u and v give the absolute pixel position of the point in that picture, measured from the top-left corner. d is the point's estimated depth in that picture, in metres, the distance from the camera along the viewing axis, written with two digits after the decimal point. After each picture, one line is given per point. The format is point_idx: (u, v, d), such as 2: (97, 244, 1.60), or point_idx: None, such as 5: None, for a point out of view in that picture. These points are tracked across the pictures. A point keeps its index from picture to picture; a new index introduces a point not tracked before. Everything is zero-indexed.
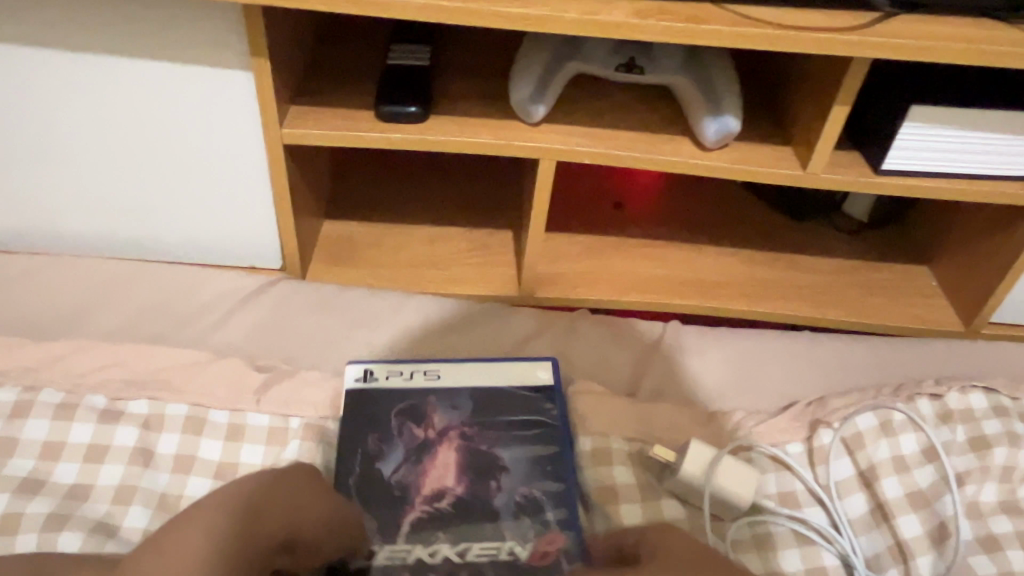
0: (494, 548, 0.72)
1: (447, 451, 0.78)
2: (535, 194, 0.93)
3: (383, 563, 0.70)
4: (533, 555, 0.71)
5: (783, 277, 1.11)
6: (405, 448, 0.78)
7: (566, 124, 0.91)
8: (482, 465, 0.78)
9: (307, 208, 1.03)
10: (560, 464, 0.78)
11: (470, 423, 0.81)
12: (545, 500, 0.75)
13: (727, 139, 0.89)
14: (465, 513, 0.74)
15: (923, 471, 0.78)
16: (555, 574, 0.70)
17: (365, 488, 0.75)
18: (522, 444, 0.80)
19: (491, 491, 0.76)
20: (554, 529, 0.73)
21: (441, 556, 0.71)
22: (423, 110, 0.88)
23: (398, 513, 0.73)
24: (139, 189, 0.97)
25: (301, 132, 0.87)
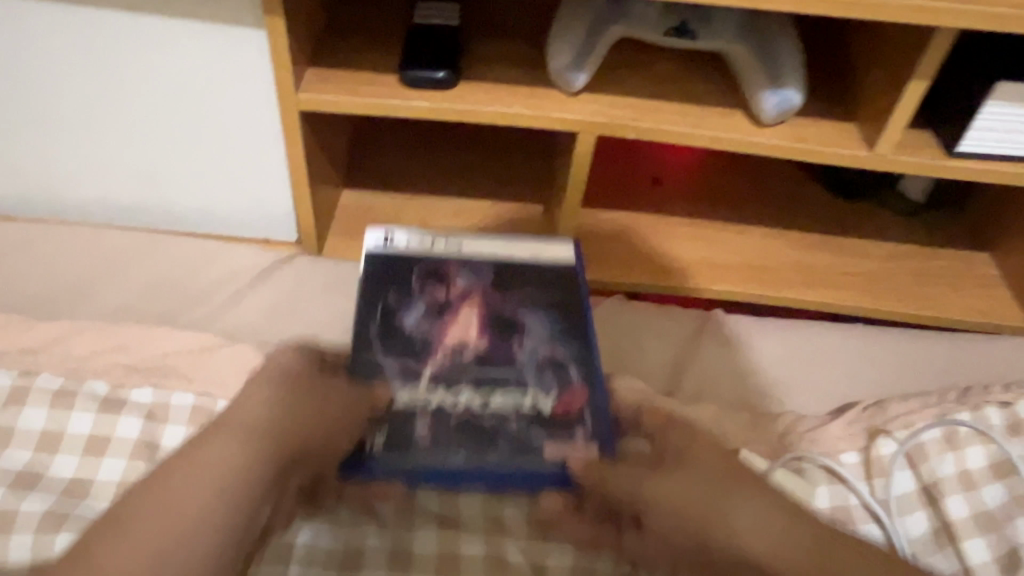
0: (518, 400, 0.68)
1: (469, 310, 0.75)
2: (573, 170, 0.86)
3: (404, 409, 0.67)
4: (558, 407, 0.68)
5: (833, 263, 1.03)
6: (426, 305, 0.75)
7: (609, 95, 0.83)
8: (505, 321, 0.75)
9: (325, 179, 0.96)
10: (584, 331, 0.75)
11: (493, 282, 0.78)
12: (568, 360, 0.72)
13: (786, 114, 0.81)
14: (487, 363, 0.71)
15: (992, 491, 0.72)
16: (579, 428, 0.67)
17: (384, 340, 0.72)
18: (547, 305, 0.76)
19: (514, 349, 0.72)
20: (578, 385, 0.70)
21: (464, 404, 0.68)
22: (451, 76, 0.80)
23: (419, 361, 0.70)
24: (145, 155, 0.90)
25: (318, 98, 0.79)
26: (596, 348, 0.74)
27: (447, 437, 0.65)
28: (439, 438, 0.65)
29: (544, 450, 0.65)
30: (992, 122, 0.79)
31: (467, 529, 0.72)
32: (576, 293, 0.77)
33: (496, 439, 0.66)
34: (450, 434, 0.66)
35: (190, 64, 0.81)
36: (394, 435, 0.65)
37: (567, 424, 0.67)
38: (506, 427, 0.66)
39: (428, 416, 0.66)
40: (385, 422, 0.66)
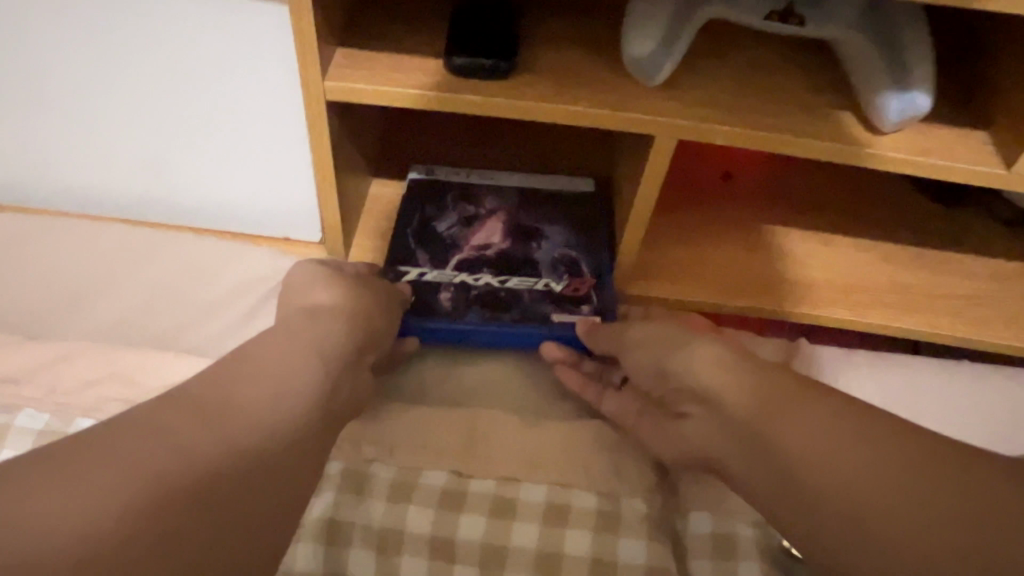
0: (532, 282, 0.80)
1: (496, 219, 0.85)
2: (645, 175, 0.73)
3: (431, 282, 0.80)
4: (567, 287, 0.79)
5: (930, 282, 0.90)
6: (458, 215, 0.85)
7: (693, 91, 0.69)
8: (527, 229, 0.85)
9: (355, 174, 0.84)
10: (598, 237, 0.84)
11: (516, 202, 0.87)
12: (580, 258, 0.83)
13: (908, 121, 0.67)
14: (508, 260, 0.82)
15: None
16: (584, 303, 0.79)
17: (416, 236, 0.83)
18: (567, 220, 0.86)
19: (532, 248, 0.84)
20: (585, 276, 0.82)
21: (484, 282, 0.80)
22: (507, 65, 0.67)
23: (449, 254, 0.82)
24: (154, 142, 0.80)
25: (349, 86, 0.67)
26: (608, 253, 0.83)
27: (467, 303, 0.78)
28: (460, 303, 0.78)
29: (553, 317, 0.78)
30: None
31: None
32: (596, 213, 0.86)
33: (508, 310, 0.78)
34: (470, 304, 0.78)
35: (204, 44, 0.70)
36: (424, 301, 0.78)
37: (573, 301, 0.79)
38: (520, 299, 0.79)
39: (453, 286, 0.79)
40: (417, 291, 0.79)
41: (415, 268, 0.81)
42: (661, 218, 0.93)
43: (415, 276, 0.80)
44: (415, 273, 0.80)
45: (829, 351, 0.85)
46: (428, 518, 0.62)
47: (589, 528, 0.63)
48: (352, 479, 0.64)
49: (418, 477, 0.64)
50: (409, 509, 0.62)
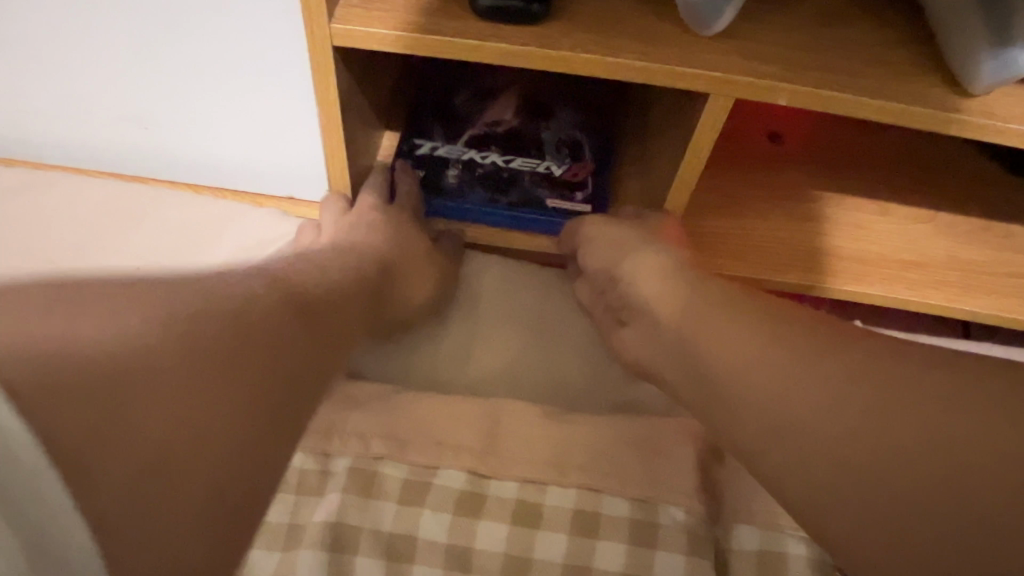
0: (534, 163, 0.79)
1: (511, 92, 0.84)
2: (694, 138, 0.65)
3: (441, 157, 0.79)
4: (566, 172, 0.79)
5: (997, 258, 0.82)
6: (474, 87, 0.84)
7: (757, 44, 0.60)
8: (539, 107, 0.83)
9: (363, 128, 0.76)
10: (604, 125, 0.83)
11: (535, 80, 0.85)
12: (586, 144, 0.81)
13: (1005, 83, 0.58)
14: (517, 139, 0.81)
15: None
16: (580, 189, 0.79)
17: (431, 111, 0.83)
18: (580, 103, 0.84)
19: (542, 126, 0.82)
20: (586, 162, 0.80)
21: (490, 161, 0.79)
22: (539, 9, 0.58)
23: (461, 129, 0.81)
24: (143, 92, 0.72)
25: (358, 30, 0.58)
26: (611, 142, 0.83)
27: (472, 181, 0.78)
28: (465, 182, 0.78)
29: (547, 202, 0.78)
30: None
31: None
32: (607, 101, 0.85)
33: (510, 191, 0.78)
34: (475, 182, 0.79)
35: None
36: (428, 176, 0.79)
37: (571, 187, 0.79)
38: (521, 180, 0.79)
39: (459, 163, 0.79)
40: (424, 165, 0.79)
41: (427, 142, 0.80)
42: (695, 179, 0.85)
43: (427, 151, 0.80)
44: (427, 147, 0.80)
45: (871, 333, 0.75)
46: (442, 524, 0.59)
47: (621, 539, 0.59)
48: (362, 480, 0.61)
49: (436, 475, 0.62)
50: (422, 515, 0.60)
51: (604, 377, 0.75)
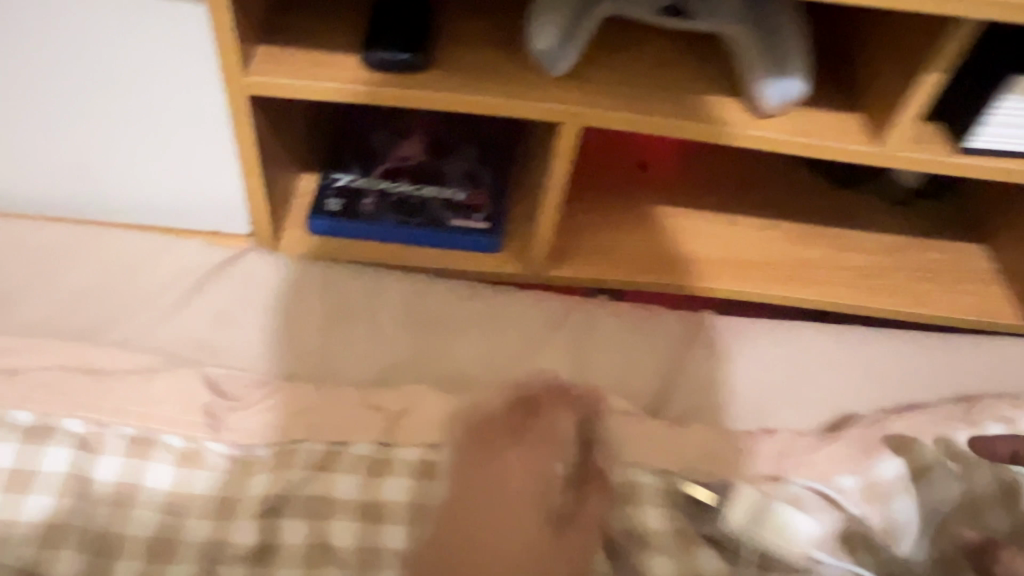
0: (439, 190, 0.93)
1: (419, 133, 0.97)
2: (555, 160, 0.78)
3: (358, 188, 0.92)
4: (467, 197, 0.92)
5: (825, 256, 0.98)
6: (387, 129, 0.97)
7: (596, 83, 0.75)
8: (443, 145, 0.97)
9: (279, 167, 0.87)
10: (501, 156, 0.97)
11: (439, 122, 0.98)
12: (484, 174, 0.94)
13: (788, 104, 0.74)
14: (424, 171, 0.94)
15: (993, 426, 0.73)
16: (479, 212, 0.92)
17: (348, 151, 0.95)
18: (479, 139, 0.98)
19: (445, 160, 0.95)
20: (484, 189, 0.93)
21: (401, 190, 0.92)
22: (421, 58, 0.72)
23: (376, 164, 0.94)
24: (76, 139, 0.79)
25: (273, 80, 0.71)
26: (507, 171, 0.96)
27: (386, 207, 0.91)
28: (379, 208, 0.91)
29: (451, 223, 0.91)
30: (1009, 118, 0.74)
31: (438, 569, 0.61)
32: (503, 137, 0.98)
33: (418, 215, 0.91)
34: (389, 208, 0.91)
35: (120, 45, 0.70)
36: (347, 203, 0.91)
37: (471, 210, 0.92)
38: (427, 205, 0.92)
39: (374, 192, 0.92)
40: (343, 194, 0.91)
41: (346, 175, 0.93)
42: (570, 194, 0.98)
43: (346, 183, 0.92)
44: (346, 179, 0.93)
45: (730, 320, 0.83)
46: (352, 484, 0.64)
47: None
48: (281, 455, 0.65)
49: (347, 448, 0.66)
50: (337, 478, 0.64)
51: (508, 348, 0.78)
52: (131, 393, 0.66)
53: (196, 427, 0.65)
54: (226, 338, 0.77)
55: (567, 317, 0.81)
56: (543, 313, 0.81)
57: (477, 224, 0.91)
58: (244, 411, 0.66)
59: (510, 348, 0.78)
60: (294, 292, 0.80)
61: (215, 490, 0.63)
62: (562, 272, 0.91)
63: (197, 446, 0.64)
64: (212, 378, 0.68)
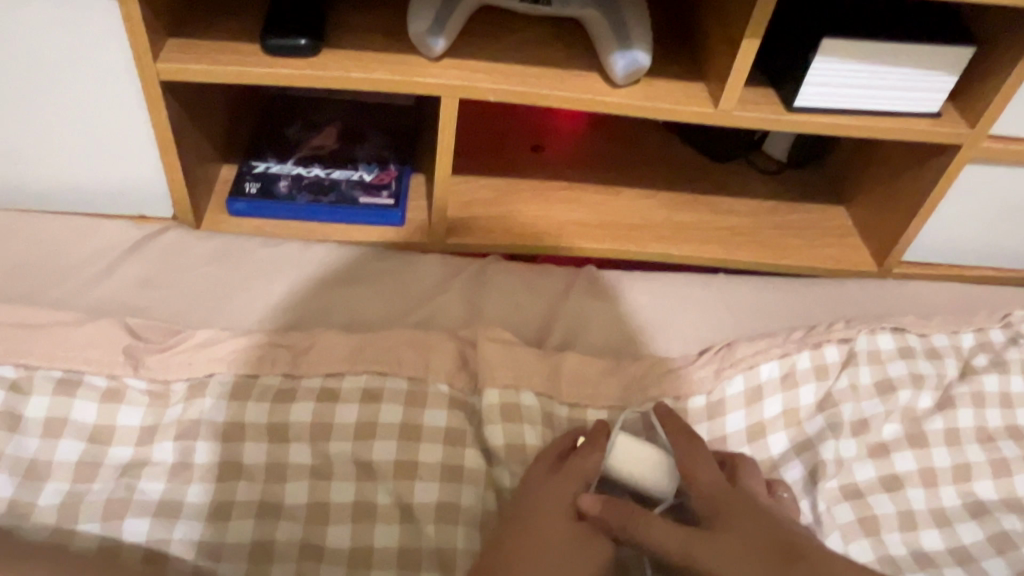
0: (349, 173, 1.02)
1: (332, 124, 1.07)
2: (441, 132, 0.89)
3: (275, 173, 1.02)
4: (374, 177, 1.02)
5: (701, 218, 1.09)
6: (302, 122, 1.07)
7: (471, 60, 0.86)
8: (353, 133, 1.07)
9: (198, 155, 0.96)
10: (406, 142, 1.07)
11: (350, 115, 1.09)
12: (390, 157, 1.05)
13: (637, 74, 0.85)
14: (336, 157, 1.04)
15: (803, 356, 0.83)
16: (386, 190, 1.01)
17: (266, 142, 1.05)
18: (386, 128, 1.08)
19: (355, 147, 1.05)
20: (390, 170, 1.03)
21: (314, 174, 1.02)
22: (313, 43, 0.82)
23: (291, 152, 1.04)
24: (4, 130, 0.86)
25: (180, 67, 0.80)
26: (410, 154, 1.06)
27: (299, 188, 1.00)
28: (293, 190, 1.00)
29: (359, 200, 1.00)
30: (822, 78, 0.86)
31: (337, 477, 0.70)
32: (409, 125, 1.09)
33: (329, 195, 1.00)
34: (302, 189, 1.01)
35: (39, 40, 0.79)
36: (264, 186, 1.00)
37: (378, 189, 1.01)
38: (338, 186, 1.01)
39: (289, 176, 1.01)
40: (260, 179, 1.01)
41: (263, 162, 1.02)
42: (470, 173, 1.08)
43: (263, 169, 1.02)
44: (263, 166, 1.02)
45: (605, 275, 0.93)
46: (264, 410, 0.73)
47: (400, 403, 0.75)
48: (197, 390, 0.73)
49: (256, 381, 0.75)
50: (247, 406, 0.73)
51: (405, 302, 0.88)
52: (58, 341, 0.74)
53: (119, 366, 0.73)
54: (150, 298, 0.85)
55: (461, 274, 0.90)
56: (441, 273, 0.90)
57: (383, 200, 1.00)
58: (163, 354, 0.74)
59: (407, 302, 0.88)
60: (213, 254, 0.89)
61: (137, 420, 0.71)
62: (462, 239, 1.01)
63: (119, 384, 0.73)
64: (131, 326, 0.76)
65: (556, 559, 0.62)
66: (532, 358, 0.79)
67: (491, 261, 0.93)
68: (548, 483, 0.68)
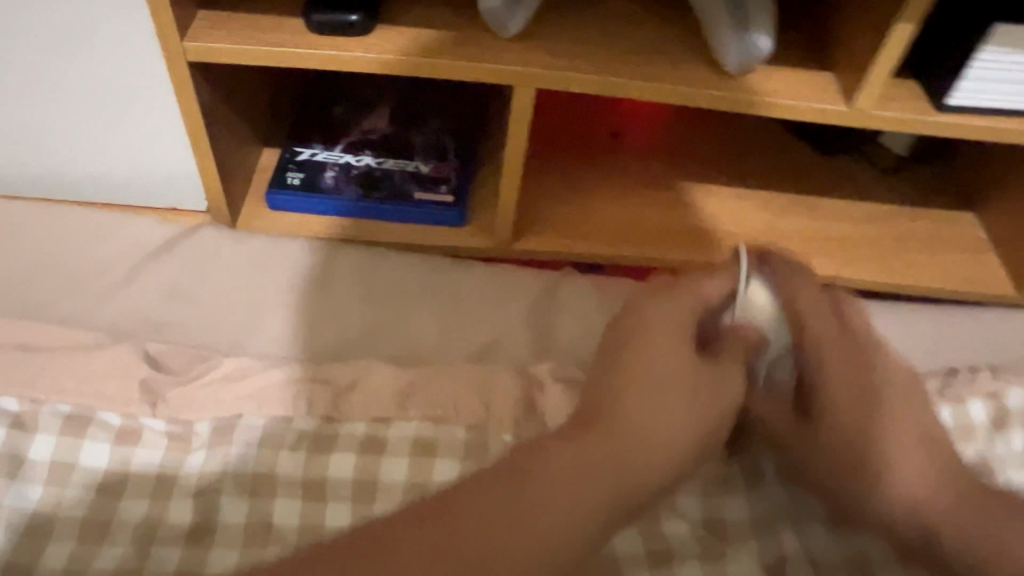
0: (404, 163, 0.89)
1: (386, 105, 0.94)
2: (511, 126, 0.75)
3: (320, 162, 0.89)
4: (431, 169, 0.89)
5: (806, 226, 0.94)
6: (353, 102, 0.94)
7: (553, 40, 0.71)
8: (409, 116, 0.93)
9: (235, 143, 0.85)
10: (469, 127, 0.93)
11: (406, 94, 0.95)
12: (450, 145, 0.91)
13: (754, 62, 0.69)
14: (390, 143, 0.91)
15: (976, 404, 0.70)
16: (444, 184, 0.88)
17: (311, 125, 0.92)
18: (447, 110, 0.94)
19: (411, 132, 0.92)
20: (450, 161, 0.90)
21: (364, 163, 0.89)
22: (365, 20, 0.69)
23: (340, 136, 0.91)
24: (20, 113, 0.76)
25: (210, 46, 0.68)
26: (473, 142, 0.93)
27: (347, 181, 0.88)
28: (340, 182, 0.88)
29: (414, 196, 0.88)
30: (985, 72, 0.69)
31: None
32: (473, 107, 0.95)
33: (381, 189, 0.88)
34: (350, 182, 0.88)
35: (55, 14, 0.68)
36: (308, 178, 0.88)
37: (436, 183, 0.88)
38: (390, 178, 0.88)
39: (336, 166, 0.89)
40: (305, 168, 0.89)
41: (308, 149, 0.90)
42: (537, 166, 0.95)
43: (308, 157, 0.90)
44: (307, 153, 0.90)
45: None
46: (298, 461, 0.62)
47: (456, 457, 0.63)
48: (222, 435, 0.63)
49: (289, 423, 0.64)
50: (279, 455, 0.62)
51: (466, 325, 0.76)
52: (67, 371, 0.64)
53: (136, 404, 0.63)
54: (174, 312, 0.74)
55: (527, 291, 0.78)
56: (504, 289, 0.78)
57: (442, 197, 0.87)
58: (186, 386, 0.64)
59: (464, 324, 0.76)
60: (243, 260, 0.78)
61: (152, 467, 0.61)
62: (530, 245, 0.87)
63: (134, 423, 0.63)
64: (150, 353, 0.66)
65: (664, 387, 0.50)
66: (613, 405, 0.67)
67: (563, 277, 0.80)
68: (667, 310, 0.53)
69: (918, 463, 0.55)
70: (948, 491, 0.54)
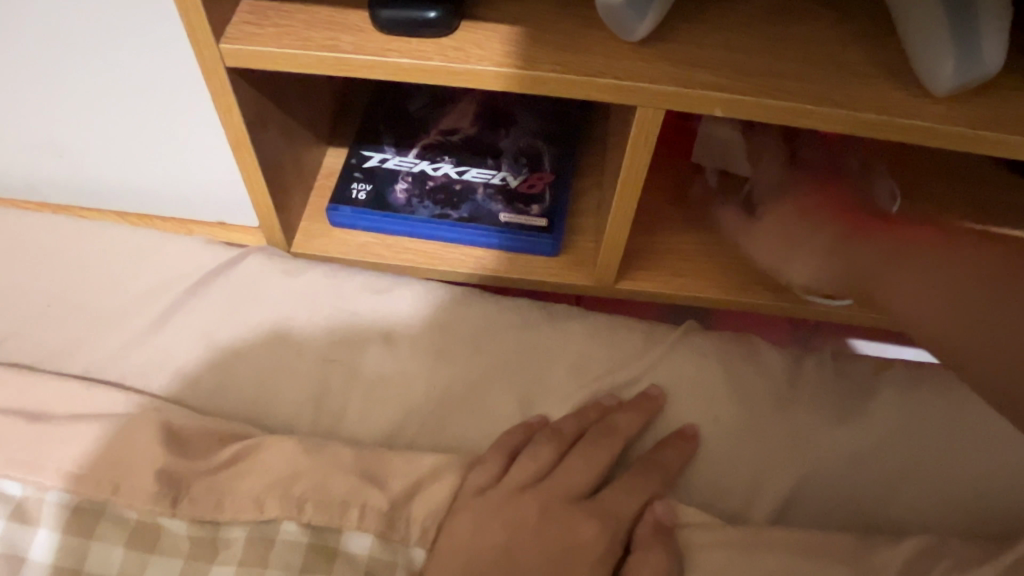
0: (488, 174, 0.73)
1: (471, 98, 0.78)
2: (626, 159, 0.58)
3: (391, 169, 0.74)
4: (521, 183, 0.73)
5: None
6: (433, 93, 0.78)
7: (693, 46, 0.54)
8: (499, 114, 0.77)
9: (293, 151, 0.71)
10: (569, 128, 0.77)
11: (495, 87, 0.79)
12: (546, 151, 0.75)
13: (972, 82, 0.50)
14: (474, 147, 0.75)
15: None
16: (537, 202, 0.72)
17: (382, 119, 0.77)
18: (543, 106, 0.78)
19: (500, 135, 0.76)
20: (545, 171, 0.74)
21: (442, 173, 0.73)
22: (446, 16, 0.53)
23: (415, 137, 0.75)
24: (46, 121, 0.66)
25: (251, 50, 0.54)
26: (574, 147, 0.76)
27: (422, 194, 0.72)
28: (414, 197, 0.72)
29: (499, 217, 0.71)
30: None
31: None
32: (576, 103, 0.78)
33: (460, 206, 0.72)
34: (426, 196, 0.72)
35: (70, 14, 0.56)
36: (377, 188, 0.73)
37: (527, 201, 0.72)
38: (472, 193, 0.72)
39: (409, 175, 0.73)
40: (372, 177, 0.73)
41: (378, 153, 0.75)
42: (649, 180, 0.75)
43: (376, 162, 0.74)
44: (377, 158, 0.74)
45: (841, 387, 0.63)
46: None
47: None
48: (253, 549, 0.53)
49: (334, 539, 0.54)
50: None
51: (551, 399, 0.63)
52: (82, 451, 0.56)
53: (155, 500, 0.54)
54: (211, 363, 0.64)
55: (630, 363, 0.65)
56: (597, 352, 0.65)
57: (535, 220, 0.71)
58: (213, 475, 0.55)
59: (550, 408, 0.63)
60: (293, 300, 0.67)
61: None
62: (642, 285, 0.69)
63: (153, 521, 0.54)
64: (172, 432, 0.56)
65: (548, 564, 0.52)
66: (721, 555, 0.54)
67: (671, 348, 0.65)
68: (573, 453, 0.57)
69: (815, 255, 0.59)
70: (839, 270, 0.57)
